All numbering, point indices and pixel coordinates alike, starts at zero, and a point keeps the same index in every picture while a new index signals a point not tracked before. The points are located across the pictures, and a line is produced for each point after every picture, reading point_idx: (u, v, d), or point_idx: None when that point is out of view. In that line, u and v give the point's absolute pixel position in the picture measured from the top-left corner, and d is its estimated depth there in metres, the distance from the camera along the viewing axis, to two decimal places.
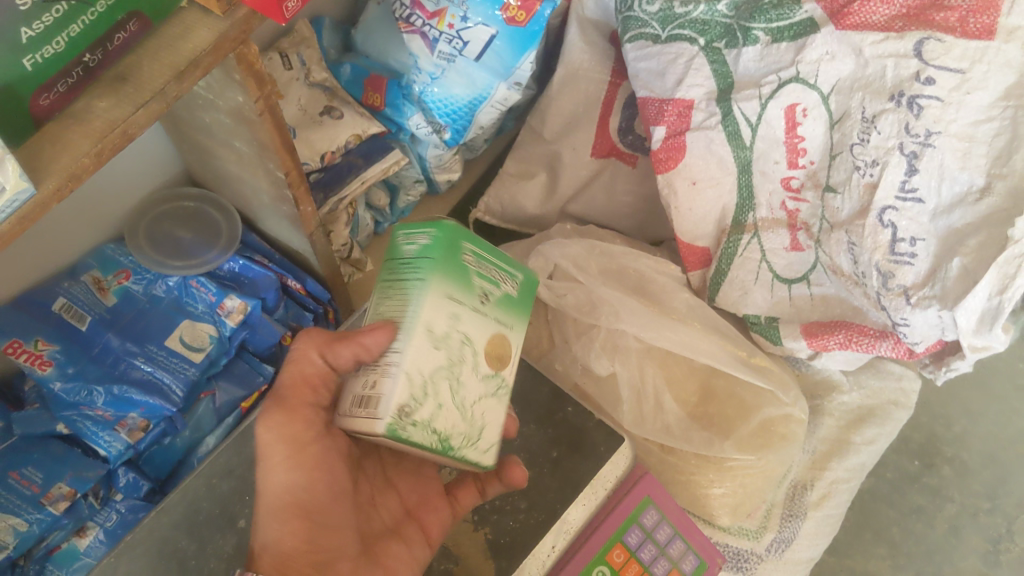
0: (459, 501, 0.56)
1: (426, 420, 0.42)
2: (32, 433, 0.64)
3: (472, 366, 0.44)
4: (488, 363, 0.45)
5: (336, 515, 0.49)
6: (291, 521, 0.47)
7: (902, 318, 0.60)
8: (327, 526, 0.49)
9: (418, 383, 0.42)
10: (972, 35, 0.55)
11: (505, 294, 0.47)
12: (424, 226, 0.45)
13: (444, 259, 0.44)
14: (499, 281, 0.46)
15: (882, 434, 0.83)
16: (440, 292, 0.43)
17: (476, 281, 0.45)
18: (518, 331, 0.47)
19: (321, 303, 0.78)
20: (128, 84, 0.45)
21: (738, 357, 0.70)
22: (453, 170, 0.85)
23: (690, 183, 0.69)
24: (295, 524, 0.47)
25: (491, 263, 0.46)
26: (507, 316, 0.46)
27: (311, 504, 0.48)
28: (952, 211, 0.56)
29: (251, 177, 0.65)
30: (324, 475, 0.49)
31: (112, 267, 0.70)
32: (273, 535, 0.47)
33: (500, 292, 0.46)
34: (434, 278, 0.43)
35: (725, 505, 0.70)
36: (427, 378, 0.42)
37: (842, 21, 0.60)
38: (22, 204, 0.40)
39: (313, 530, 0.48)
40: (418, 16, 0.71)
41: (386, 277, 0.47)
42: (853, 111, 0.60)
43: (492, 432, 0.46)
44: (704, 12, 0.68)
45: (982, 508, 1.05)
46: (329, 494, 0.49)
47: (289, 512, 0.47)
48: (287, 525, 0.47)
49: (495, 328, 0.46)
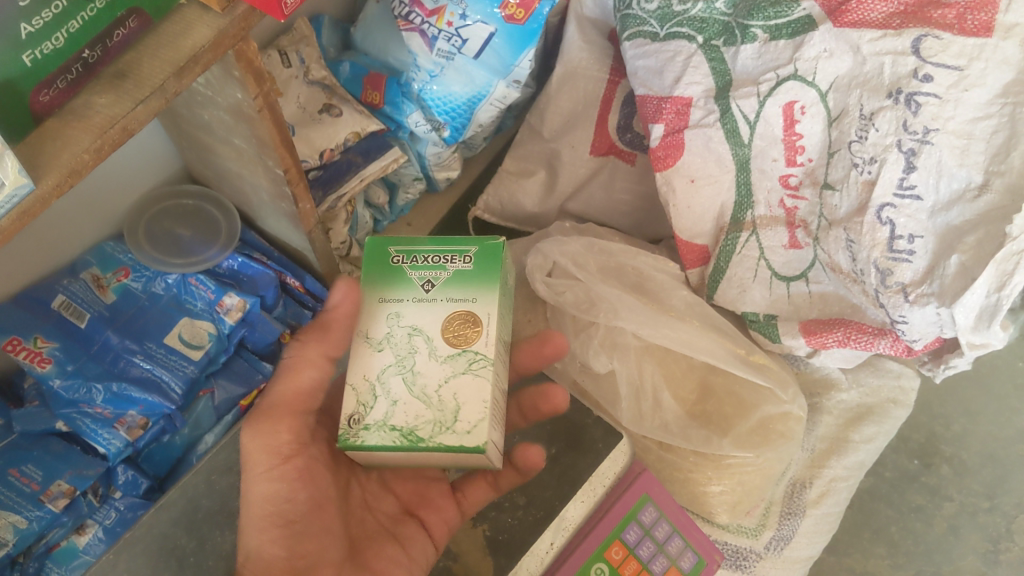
0: (463, 500, 0.58)
1: (381, 420, 0.50)
2: (33, 430, 0.64)
3: (425, 354, 0.51)
4: (451, 342, 0.51)
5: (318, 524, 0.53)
6: (269, 530, 0.51)
7: (900, 315, 0.60)
8: (308, 532, 0.52)
9: (364, 390, 0.50)
10: (970, 32, 0.56)
11: (456, 272, 0.53)
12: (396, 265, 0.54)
13: (374, 268, 0.54)
14: (447, 263, 0.53)
15: (881, 432, 0.83)
16: (372, 295, 0.53)
17: (412, 276, 0.53)
18: (484, 300, 0.52)
19: (320, 301, 0.78)
20: (128, 81, 0.45)
21: (736, 354, 0.70)
22: (453, 167, 0.85)
23: (688, 180, 0.69)
24: (273, 532, 0.51)
25: (433, 254, 0.54)
26: (462, 291, 0.53)
27: (292, 514, 0.52)
28: (950, 208, 0.56)
29: (251, 175, 0.65)
30: (300, 486, 0.53)
31: (112, 265, 0.70)
32: (255, 542, 0.51)
33: (448, 273, 0.53)
34: (363, 286, 0.53)
35: (724, 502, 0.70)
36: (377, 382, 0.51)
37: (840, 18, 0.60)
38: (21, 200, 0.41)
39: (293, 538, 0.51)
40: (418, 13, 0.71)
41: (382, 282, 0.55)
42: (851, 109, 0.60)
43: (474, 407, 0.50)
44: (701, 10, 0.68)
45: (981, 507, 1.05)
46: (311, 504, 0.53)
47: (269, 519, 0.51)
48: (267, 532, 0.51)
49: (451, 309, 0.52)
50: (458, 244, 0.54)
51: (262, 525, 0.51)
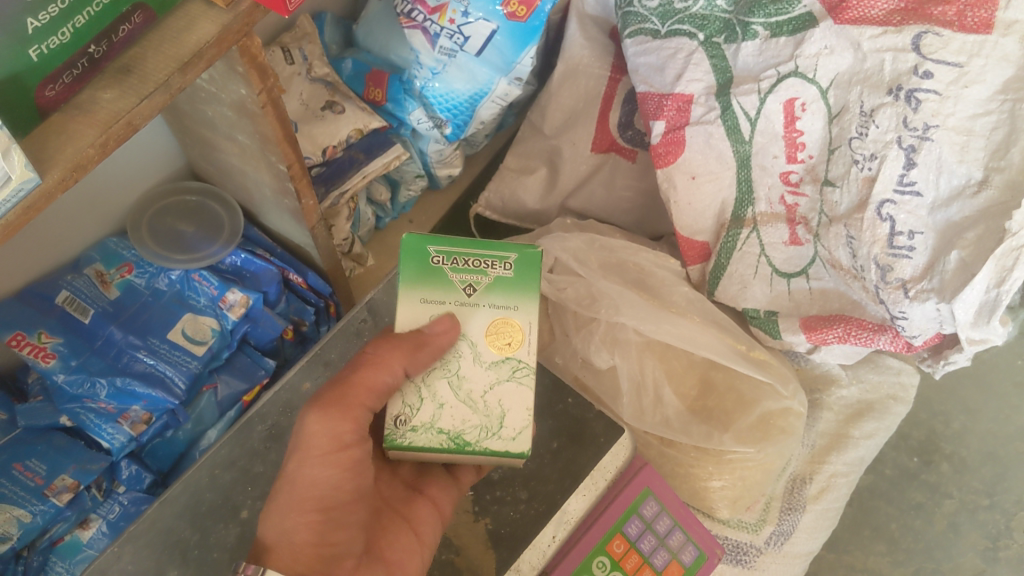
0: (465, 476, 0.57)
1: (427, 422, 0.49)
2: (37, 424, 0.64)
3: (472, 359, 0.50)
4: (496, 348, 0.50)
5: (357, 510, 0.50)
6: (304, 513, 0.48)
7: (900, 311, 0.60)
8: (342, 522, 0.50)
9: (411, 393, 0.49)
10: (970, 29, 0.56)
11: (498, 279, 0.51)
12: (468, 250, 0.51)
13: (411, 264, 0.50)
14: (487, 269, 0.51)
15: (881, 428, 0.83)
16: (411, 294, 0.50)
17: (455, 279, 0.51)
18: (526, 307, 0.50)
19: (322, 297, 0.78)
20: (132, 76, 0.45)
21: (737, 350, 0.70)
22: (454, 165, 0.85)
23: (689, 177, 0.70)
24: (311, 516, 0.48)
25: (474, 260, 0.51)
26: (503, 297, 0.51)
27: (333, 502, 0.49)
28: (950, 204, 0.57)
29: (254, 171, 0.66)
30: (350, 477, 0.49)
31: (116, 260, 0.71)
32: (288, 523, 0.48)
33: (489, 278, 0.51)
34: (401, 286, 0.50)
35: (724, 498, 0.71)
36: (421, 384, 0.49)
37: (841, 15, 0.61)
38: (27, 193, 0.41)
39: (329, 526, 0.49)
40: (420, 11, 0.71)
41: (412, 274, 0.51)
42: (851, 106, 0.61)
43: (519, 415, 0.49)
44: (703, 7, 0.68)
45: (981, 505, 1.06)
46: (356, 493, 0.50)
47: (308, 503, 0.48)
48: (305, 516, 0.48)
49: (492, 316, 0.50)
50: (498, 249, 0.51)
51: (305, 506, 0.48)
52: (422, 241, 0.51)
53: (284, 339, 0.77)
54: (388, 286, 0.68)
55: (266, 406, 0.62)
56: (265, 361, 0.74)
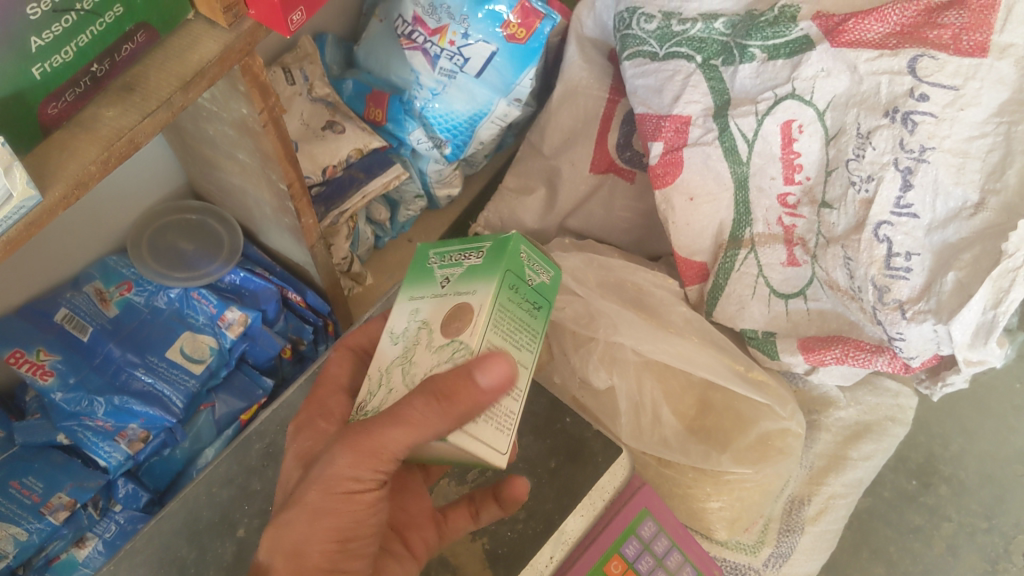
0: (446, 522, 0.55)
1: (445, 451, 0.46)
2: (32, 442, 0.64)
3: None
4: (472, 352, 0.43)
5: (373, 540, 0.46)
6: (321, 544, 0.44)
7: (897, 332, 0.61)
8: (358, 552, 0.45)
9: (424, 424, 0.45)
10: (965, 52, 0.56)
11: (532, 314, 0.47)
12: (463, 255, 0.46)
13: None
14: (468, 258, 0.45)
15: (879, 449, 0.83)
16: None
17: (438, 270, 0.46)
18: (482, 291, 0.42)
19: (320, 316, 0.78)
20: (134, 94, 0.45)
21: (734, 370, 0.70)
22: (453, 185, 0.86)
23: (687, 198, 0.70)
24: (330, 550, 0.44)
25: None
26: (472, 281, 0.43)
27: (352, 535, 0.44)
28: (947, 225, 0.57)
29: (254, 189, 0.66)
30: (374, 509, 0.45)
31: (116, 278, 0.71)
32: (310, 556, 0.44)
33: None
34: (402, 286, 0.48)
35: (723, 519, 0.71)
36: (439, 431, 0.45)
37: (837, 38, 0.61)
38: (28, 211, 0.41)
39: (343, 555, 0.45)
40: (420, 32, 0.73)
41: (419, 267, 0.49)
42: (848, 127, 0.61)
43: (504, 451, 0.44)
44: (700, 30, 0.69)
45: (980, 528, 1.05)
46: (376, 525, 0.45)
47: (327, 537, 0.44)
48: (320, 546, 0.44)
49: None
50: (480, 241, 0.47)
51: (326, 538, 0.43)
52: (427, 250, 0.49)
53: (281, 358, 0.77)
54: (387, 303, 0.68)
55: (262, 423, 0.62)
56: (263, 380, 0.74)
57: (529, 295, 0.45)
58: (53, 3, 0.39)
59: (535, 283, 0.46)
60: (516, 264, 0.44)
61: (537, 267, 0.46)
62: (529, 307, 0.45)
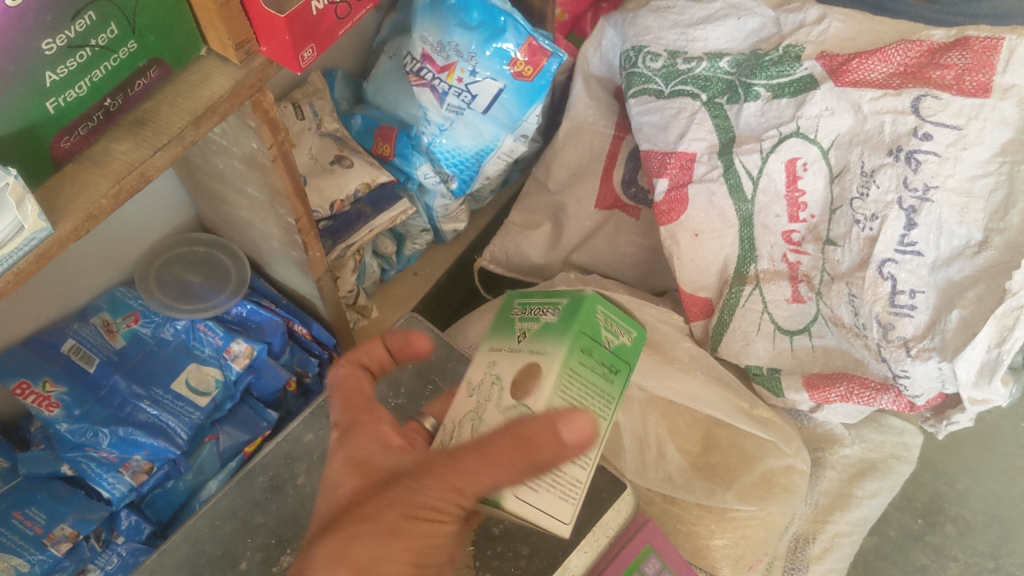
0: None
1: None
2: (38, 473, 0.64)
3: (495, 404, 0.45)
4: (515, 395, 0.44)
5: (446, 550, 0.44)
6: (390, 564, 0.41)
7: (902, 369, 0.60)
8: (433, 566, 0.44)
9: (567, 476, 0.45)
10: (968, 93, 0.58)
11: (546, 321, 0.47)
12: (623, 326, 0.48)
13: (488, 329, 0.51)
14: (545, 314, 0.47)
15: (884, 488, 0.83)
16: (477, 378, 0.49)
17: (610, 335, 0.47)
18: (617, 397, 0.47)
19: (326, 348, 0.79)
20: (146, 128, 0.46)
21: (739, 407, 0.69)
22: (459, 220, 0.86)
23: (692, 234, 0.70)
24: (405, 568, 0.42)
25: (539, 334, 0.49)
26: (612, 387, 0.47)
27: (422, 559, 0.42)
28: (951, 264, 0.57)
29: (263, 223, 0.66)
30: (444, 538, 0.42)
31: (123, 310, 0.72)
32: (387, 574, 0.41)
33: (541, 323, 0.47)
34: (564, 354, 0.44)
35: (727, 556, 0.70)
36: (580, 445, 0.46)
37: (841, 78, 0.63)
38: (40, 242, 0.41)
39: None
40: (429, 69, 0.74)
41: (580, 362, 0.45)
42: (852, 165, 0.62)
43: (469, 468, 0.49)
44: (705, 69, 0.71)
45: (987, 568, 1.01)
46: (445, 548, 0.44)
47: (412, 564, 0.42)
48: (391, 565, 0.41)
49: None
50: (559, 296, 0.48)
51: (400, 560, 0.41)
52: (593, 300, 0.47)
53: (286, 391, 0.77)
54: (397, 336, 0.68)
55: (267, 456, 0.62)
56: (266, 412, 0.74)
57: (608, 359, 0.46)
58: (68, 39, 0.40)
59: (618, 347, 0.47)
60: (587, 325, 0.46)
61: (615, 327, 0.48)
62: (606, 371, 0.46)
